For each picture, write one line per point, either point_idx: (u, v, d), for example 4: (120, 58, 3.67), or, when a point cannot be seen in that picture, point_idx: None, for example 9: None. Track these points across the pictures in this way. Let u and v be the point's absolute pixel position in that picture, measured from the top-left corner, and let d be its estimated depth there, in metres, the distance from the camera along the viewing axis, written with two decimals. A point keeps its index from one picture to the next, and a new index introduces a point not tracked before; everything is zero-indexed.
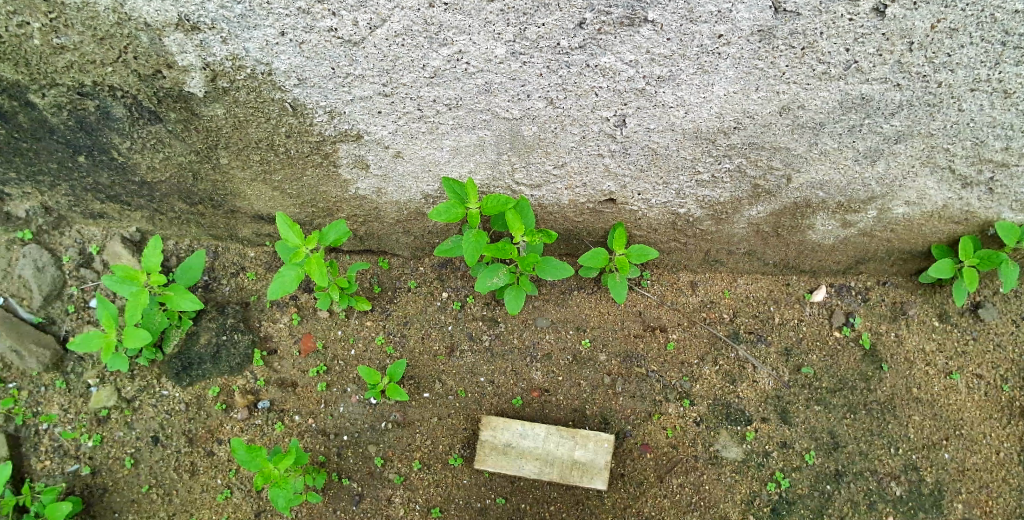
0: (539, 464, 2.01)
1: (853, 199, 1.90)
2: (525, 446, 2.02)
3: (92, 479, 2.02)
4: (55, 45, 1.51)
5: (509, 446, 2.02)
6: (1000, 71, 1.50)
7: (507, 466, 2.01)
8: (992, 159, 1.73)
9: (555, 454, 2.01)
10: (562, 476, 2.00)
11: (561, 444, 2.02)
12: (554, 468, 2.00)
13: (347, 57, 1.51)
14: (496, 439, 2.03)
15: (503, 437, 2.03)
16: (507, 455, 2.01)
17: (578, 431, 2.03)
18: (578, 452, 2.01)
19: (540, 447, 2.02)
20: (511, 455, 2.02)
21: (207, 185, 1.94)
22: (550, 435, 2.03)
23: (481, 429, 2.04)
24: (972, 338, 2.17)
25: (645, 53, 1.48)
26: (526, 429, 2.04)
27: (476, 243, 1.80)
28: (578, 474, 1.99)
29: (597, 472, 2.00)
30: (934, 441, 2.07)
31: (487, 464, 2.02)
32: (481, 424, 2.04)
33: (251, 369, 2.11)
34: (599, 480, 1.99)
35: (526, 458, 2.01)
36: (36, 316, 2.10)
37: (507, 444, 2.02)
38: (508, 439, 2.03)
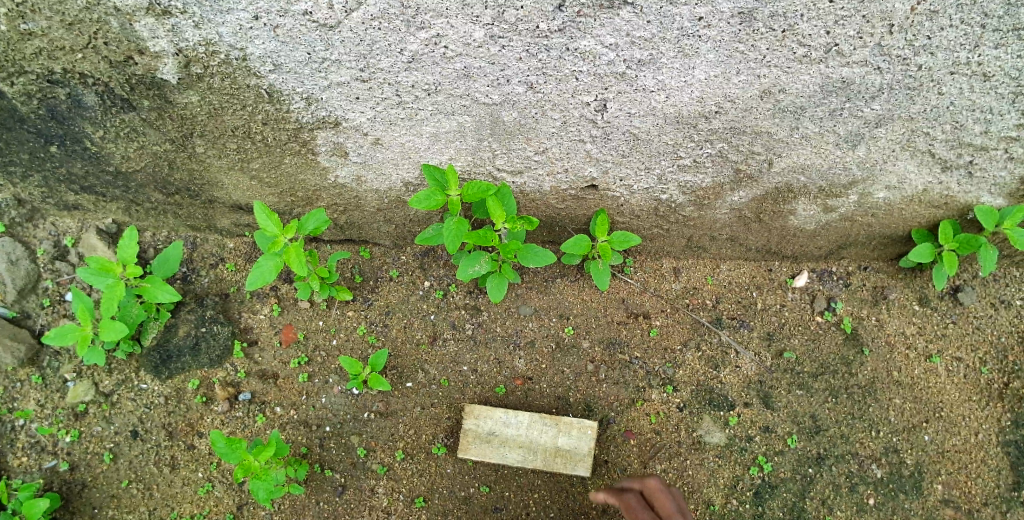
0: (523, 452, 2.01)
1: (834, 184, 1.90)
2: (508, 434, 2.02)
3: (70, 476, 1.99)
4: (22, 32, 1.47)
5: (492, 434, 2.01)
6: (979, 54, 1.51)
7: (490, 454, 2.00)
8: (972, 143, 1.74)
9: (538, 441, 2.01)
10: (545, 464, 2.00)
11: (544, 431, 2.02)
12: (538, 456, 2.00)
13: (324, 42, 1.49)
14: (478, 428, 2.02)
15: (485, 425, 2.02)
16: (490, 443, 2.00)
17: (561, 418, 2.03)
18: (561, 439, 2.01)
19: (523, 434, 2.02)
20: (494, 443, 2.01)
21: (183, 174, 1.91)
22: (533, 422, 2.03)
23: (463, 417, 2.03)
24: (951, 322, 2.19)
25: (626, 36, 1.47)
26: (509, 417, 2.03)
27: (457, 231, 1.78)
28: (561, 461, 1.99)
29: (580, 459, 2.00)
30: (914, 423, 2.10)
31: (471, 452, 2.01)
32: (464, 413, 2.04)
33: (231, 361, 2.09)
34: (581, 468, 1.99)
35: (508, 445, 2.01)
36: (9, 310, 2.05)
37: (490, 432, 2.02)
38: (491, 427, 2.03)
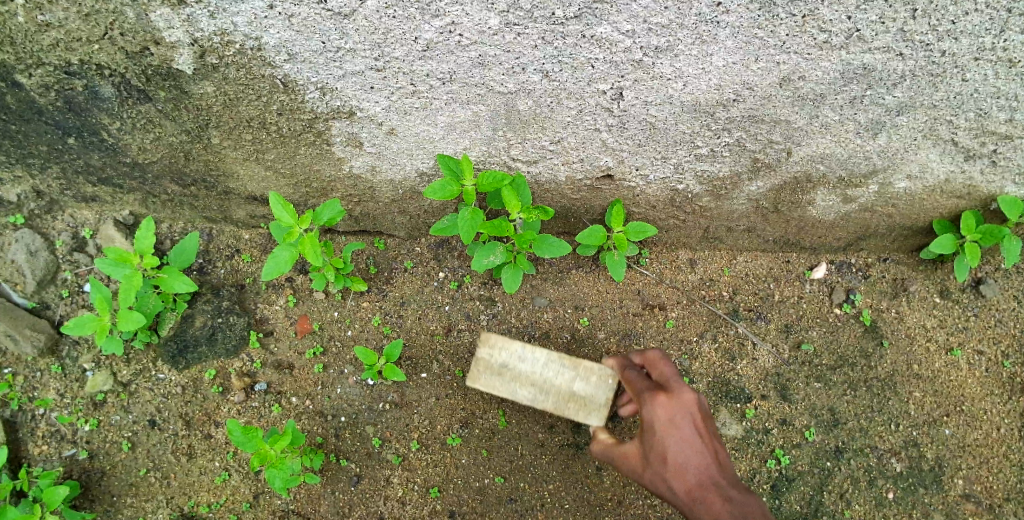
0: (534, 392, 1.87)
1: (854, 173, 1.87)
2: (522, 370, 1.88)
3: (89, 464, 2.01)
4: (39, 23, 1.47)
5: (505, 368, 1.88)
6: (1005, 39, 1.47)
7: (500, 389, 1.88)
8: (996, 131, 1.71)
9: (552, 383, 1.86)
10: (556, 408, 1.86)
11: (560, 374, 1.86)
12: (548, 397, 1.86)
13: (338, 31, 1.48)
14: (491, 358, 1.89)
15: (499, 358, 1.89)
16: (502, 377, 1.87)
17: (581, 361, 1.87)
18: (578, 384, 1.85)
19: (538, 373, 1.88)
20: (505, 378, 1.88)
21: (199, 165, 1.92)
22: (550, 362, 1.88)
23: (477, 345, 1.90)
24: (973, 314, 2.15)
25: (642, 22, 1.44)
26: (525, 352, 1.89)
27: (472, 222, 1.77)
28: (574, 407, 1.83)
29: (595, 408, 1.83)
30: (934, 417, 2.07)
31: (480, 382, 1.89)
32: (478, 340, 1.90)
33: (248, 352, 2.10)
34: (595, 417, 1.82)
35: (520, 383, 1.87)
36: (30, 301, 2.07)
37: (503, 365, 1.88)
38: (505, 360, 1.89)
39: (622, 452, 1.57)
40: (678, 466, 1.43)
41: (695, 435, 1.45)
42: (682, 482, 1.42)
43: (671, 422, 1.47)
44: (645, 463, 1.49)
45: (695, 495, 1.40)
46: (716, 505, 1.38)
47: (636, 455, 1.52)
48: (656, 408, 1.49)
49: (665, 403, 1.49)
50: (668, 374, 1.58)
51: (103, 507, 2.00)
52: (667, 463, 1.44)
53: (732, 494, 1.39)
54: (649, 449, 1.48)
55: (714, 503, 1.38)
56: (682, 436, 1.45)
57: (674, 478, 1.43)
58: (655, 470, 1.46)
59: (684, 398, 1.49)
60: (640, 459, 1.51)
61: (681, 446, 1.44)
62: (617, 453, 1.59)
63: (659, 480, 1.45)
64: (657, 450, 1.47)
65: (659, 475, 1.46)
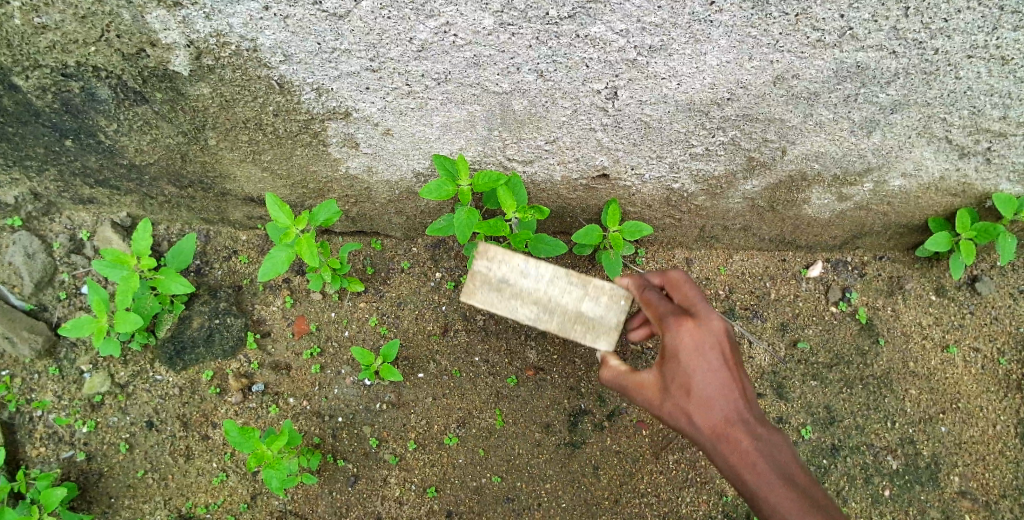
0: (537, 310, 1.66)
1: (849, 171, 1.87)
2: (525, 285, 1.67)
3: (87, 466, 2.01)
4: (36, 25, 1.48)
5: (505, 283, 1.66)
6: (997, 37, 1.47)
7: (498, 306, 1.67)
8: (989, 128, 1.71)
9: (557, 302, 1.66)
10: (561, 329, 1.66)
11: (566, 292, 1.65)
12: (553, 318, 1.65)
13: (334, 32, 1.49)
14: (490, 271, 1.67)
15: (498, 271, 1.67)
16: (501, 293, 1.66)
17: (593, 280, 1.66)
18: (588, 303, 1.65)
19: (543, 289, 1.66)
20: (504, 294, 1.67)
21: (196, 167, 1.92)
22: (558, 278, 1.67)
23: (474, 256, 1.68)
24: (969, 312, 2.16)
25: (636, 22, 1.45)
26: (528, 267, 1.67)
27: (468, 222, 1.77)
28: (581, 330, 1.64)
29: (605, 331, 1.63)
30: (931, 415, 2.08)
31: (476, 298, 1.67)
32: (475, 250, 1.68)
33: (245, 353, 2.10)
34: (604, 341, 1.63)
35: (521, 300, 1.66)
36: (27, 303, 2.07)
37: (502, 280, 1.67)
38: (505, 275, 1.67)
39: (636, 379, 1.50)
40: (703, 399, 1.41)
41: (722, 366, 1.42)
42: (707, 418, 1.40)
43: (699, 351, 1.41)
44: (664, 394, 1.45)
45: (719, 431, 1.40)
46: (742, 441, 1.39)
47: (654, 385, 1.47)
48: (683, 335, 1.42)
49: (692, 329, 1.43)
50: (694, 301, 1.51)
51: (100, 509, 2.01)
52: (691, 396, 1.41)
53: (758, 430, 1.41)
54: (671, 379, 1.44)
55: (740, 440, 1.39)
56: (709, 366, 1.41)
57: (698, 410, 1.41)
58: (677, 401, 1.43)
59: (712, 325, 1.44)
60: (659, 389, 1.46)
61: (707, 377, 1.41)
62: (629, 381, 1.52)
63: (680, 412, 1.42)
64: (679, 381, 1.42)
65: (680, 408, 1.42)
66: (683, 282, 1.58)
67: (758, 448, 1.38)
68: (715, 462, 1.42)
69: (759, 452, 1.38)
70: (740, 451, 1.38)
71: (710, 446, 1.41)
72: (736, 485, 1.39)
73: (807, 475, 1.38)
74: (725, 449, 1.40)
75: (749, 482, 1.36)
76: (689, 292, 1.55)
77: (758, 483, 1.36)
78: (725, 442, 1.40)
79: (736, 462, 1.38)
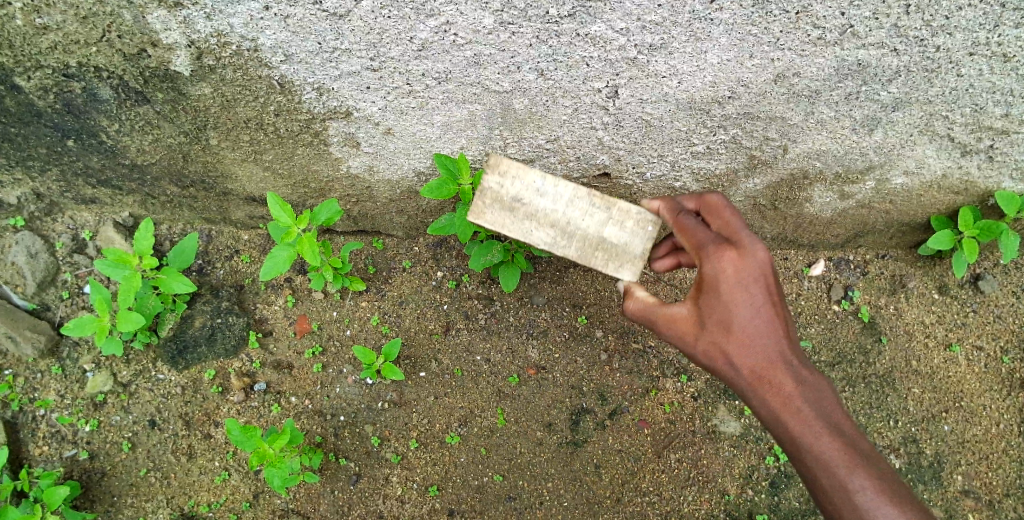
0: (554, 235, 1.55)
1: (850, 169, 1.87)
2: (540, 205, 1.54)
3: (90, 465, 2.02)
4: (38, 26, 1.48)
5: (518, 203, 1.53)
6: (999, 34, 1.47)
7: (511, 229, 1.55)
8: (992, 126, 1.71)
9: (577, 226, 1.54)
10: (581, 256, 1.56)
11: (587, 215, 1.54)
12: (572, 243, 1.55)
13: (334, 32, 1.49)
14: (501, 188, 1.53)
15: (511, 188, 1.53)
16: (515, 214, 1.53)
17: (617, 202, 1.54)
18: (611, 229, 1.55)
19: (560, 211, 1.54)
20: (518, 215, 1.54)
21: (198, 167, 1.93)
22: (577, 198, 1.54)
23: (484, 170, 1.53)
24: (972, 310, 2.15)
25: (636, 20, 1.45)
26: (545, 185, 1.53)
27: (470, 220, 1.76)
28: (603, 258, 1.54)
29: (629, 260, 1.55)
30: (933, 413, 2.08)
31: (485, 219, 1.54)
32: (486, 163, 1.52)
33: (247, 352, 2.10)
34: (628, 271, 1.54)
35: (537, 223, 1.54)
36: (30, 302, 2.08)
37: (516, 199, 1.54)
38: (518, 194, 1.54)
39: (668, 313, 1.44)
40: (742, 337, 1.35)
41: (764, 300, 1.35)
42: (746, 357, 1.35)
43: (741, 284, 1.34)
44: (699, 329, 1.39)
45: (759, 372, 1.35)
46: (785, 384, 1.34)
47: (689, 319, 1.41)
48: (724, 265, 1.34)
49: (734, 259, 1.34)
50: (734, 226, 1.41)
51: (103, 508, 2.01)
52: (730, 333, 1.35)
53: (801, 371, 1.35)
54: (707, 314, 1.38)
55: (781, 382, 1.34)
56: (751, 302, 1.34)
57: (736, 349, 1.35)
58: (714, 338, 1.37)
59: (757, 256, 1.35)
60: (694, 324, 1.40)
61: (748, 313, 1.34)
62: (660, 314, 1.46)
63: (717, 350, 1.37)
64: (718, 316, 1.36)
65: (717, 345, 1.37)
66: (723, 205, 1.46)
67: (802, 392, 1.34)
68: (752, 404, 1.38)
69: (802, 396, 1.33)
70: (783, 394, 1.34)
71: (748, 388, 1.37)
72: (775, 429, 1.35)
73: (850, 421, 1.34)
74: (765, 392, 1.35)
75: (792, 427, 1.32)
76: (730, 217, 1.43)
77: (802, 430, 1.31)
78: (765, 384, 1.35)
79: (776, 405, 1.34)
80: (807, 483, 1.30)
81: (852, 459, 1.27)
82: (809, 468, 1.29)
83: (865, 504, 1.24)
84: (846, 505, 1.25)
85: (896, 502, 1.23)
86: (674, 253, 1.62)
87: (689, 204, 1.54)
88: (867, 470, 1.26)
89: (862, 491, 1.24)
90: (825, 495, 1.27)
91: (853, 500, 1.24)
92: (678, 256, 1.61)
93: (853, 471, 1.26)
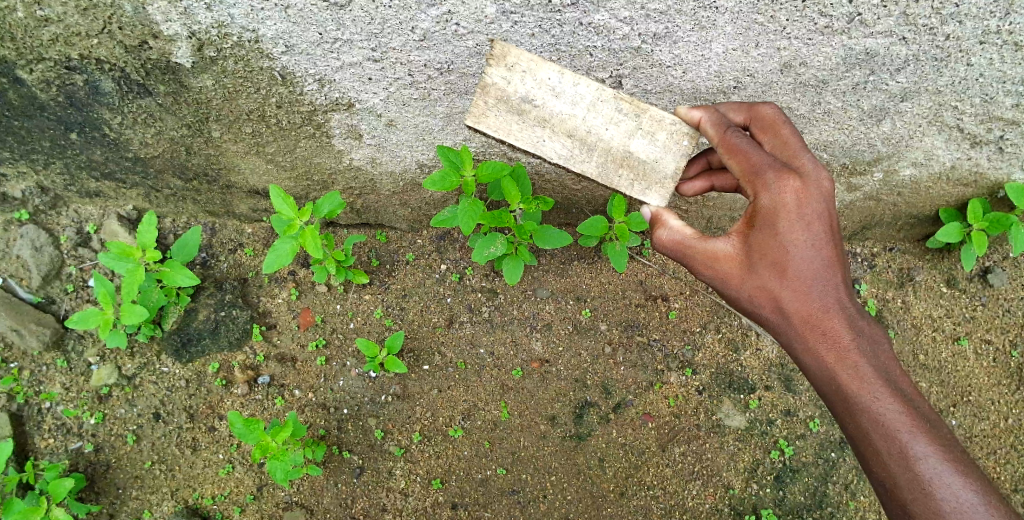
0: (569, 145, 1.51)
1: (858, 160, 1.85)
2: (551, 110, 1.50)
3: (95, 457, 2.03)
4: (39, 18, 1.48)
5: (529, 105, 1.48)
6: (1010, 22, 1.44)
7: (518, 135, 1.49)
8: (1002, 117, 1.68)
9: (598, 135, 1.52)
10: (598, 173, 1.53)
11: (610, 124, 1.52)
12: (590, 156, 1.52)
13: (335, 22, 1.48)
14: (507, 87, 1.48)
15: (518, 88, 1.48)
16: (525, 118, 1.48)
17: (647, 110, 1.52)
18: (633, 142, 1.53)
19: (575, 116, 1.51)
20: (526, 120, 1.49)
21: (201, 159, 1.92)
22: (595, 104, 1.51)
23: (488, 64, 1.47)
24: (981, 304, 2.13)
25: (640, 8, 1.43)
26: (562, 85, 1.50)
27: (472, 212, 1.69)
28: (626, 175, 1.53)
29: (658, 183, 1.54)
30: (941, 408, 2.07)
31: (487, 122, 1.48)
32: (491, 56, 1.47)
33: (251, 345, 2.10)
34: (654, 195, 1.54)
35: (549, 131, 1.50)
36: (34, 296, 2.08)
37: (526, 100, 1.49)
38: (528, 94, 1.49)
39: (712, 250, 1.40)
40: (799, 279, 1.34)
41: (821, 241, 1.34)
42: (798, 302, 1.35)
43: (799, 218, 1.32)
44: (747, 271, 1.37)
45: (811, 320, 1.35)
46: (839, 334, 1.33)
47: (735, 260, 1.38)
48: (783, 196, 1.32)
49: (796, 190, 1.33)
50: (793, 156, 1.39)
51: (108, 500, 2.02)
52: (785, 275, 1.34)
53: (857, 322, 1.35)
54: (761, 254, 1.35)
55: (836, 331, 1.34)
56: (807, 241, 1.33)
57: (792, 291, 1.34)
58: (764, 280, 1.36)
59: (819, 188, 1.34)
60: (742, 264, 1.38)
61: (808, 252, 1.33)
62: (701, 251, 1.41)
63: (766, 293, 1.36)
64: (773, 256, 1.34)
65: (766, 288, 1.36)
66: (779, 123, 1.45)
67: (857, 346, 1.33)
68: (802, 355, 1.37)
69: (857, 350, 1.33)
70: (837, 347, 1.33)
71: (798, 335, 1.36)
72: (826, 385, 1.34)
73: (907, 380, 1.33)
74: (816, 342, 1.35)
75: (847, 383, 1.31)
76: (785, 139, 1.43)
77: (858, 386, 1.31)
78: (817, 333, 1.34)
79: (829, 357, 1.33)
80: (859, 444, 1.30)
81: (913, 421, 1.26)
82: (865, 428, 1.28)
83: (928, 471, 1.22)
84: (906, 471, 1.23)
85: (961, 470, 1.22)
86: (707, 176, 1.66)
87: (737, 118, 1.51)
88: (928, 435, 1.25)
89: (925, 457, 1.23)
90: (883, 459, 1.26)
91: (914, 467, 1.23)
92: (711, 180, 1.65)
93: (914, 435, 1.25)
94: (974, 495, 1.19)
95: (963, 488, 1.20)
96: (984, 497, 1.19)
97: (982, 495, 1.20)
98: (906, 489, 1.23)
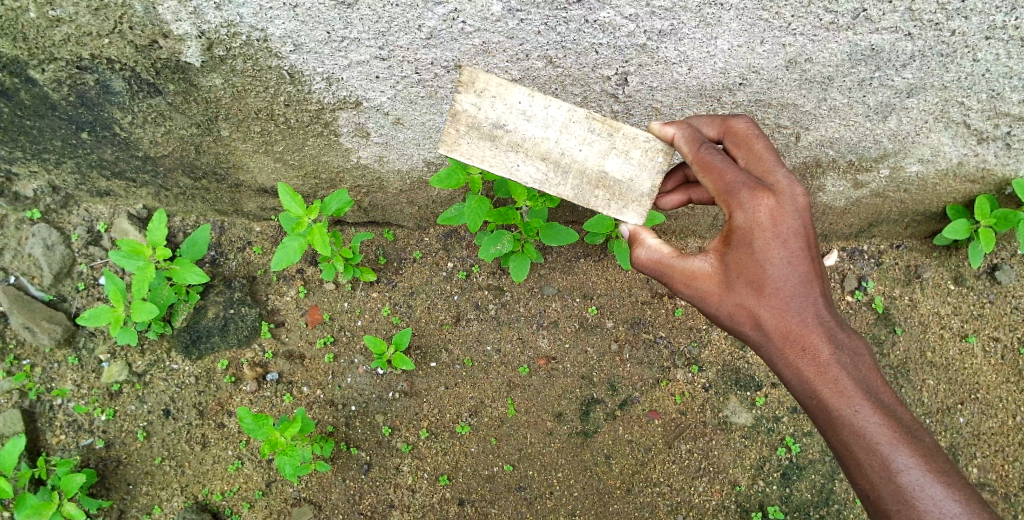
0: (543, 169, 1.49)
1: (864, 157, 1.85)
2: (523, 134, 1.48)
3: (106, 453, 2.05)
4: (51, 18, 1.49)
5: (500, 131, 1.47)
6: (1016, 17, 1.44)
7: (491, 162, 1.48)
8: (1009, 113, 1.68)
9: (571, 157, 1.50)
10: (575, 195, 1.51)
11: (584, 145, 1.50)
12: (564, 179, 1.50)
13: (342, 20, 1.49)
14: (477, 113, 1.46)
15: (489, 114, 1.46)
16: (496, 145, 1.47)
17: (620, 129, 1.50)
18: (608, 162, 1.51)
19: (548, 139, 1.49)
20: (499, 145, 1.48)
21: (210, 158, 1.94)
22: (568, 125, 1.48)
23: (458, 90, 1.46)
24: (989, 301, 2.12)
25: (645, 6, 1.44)
26: (533, 108, 1.47)
27: (478, 210, 1.70)
28: (603, 196, 1.51)
29: (635, 202, 1.52)
30: (949, 405, 2.06)
31: (459, 150, 1.47)
32: (459, 82, 1.45)
33: (259, 342, 2.12)
34: (632, 213, 1.51)
35: (523, 155, 1.49)
36: (46, 294, 2.10)
37: (496, 126, 1.47)
38: (499, 118, 1.47)
39: (689, 269, 1.41)
40: (776, 296, 1.34)
41: (797, 257, 1.34)
42: (776, 318, 1.35)
43: (774, 236, 1.32)
44: (725, 288, 1.37)
45: (791, 335, 1.35)
46: (818, 349, 1.33)
47: (712, 277, 1.39)
48: (758, 214, 1.31)
49: (770, 208, 1.32)
50: (767, 171, 1.36)
51: (119, 496, 2.04)
52: (761, 292, 1.34)
53: (836, 336, 1.34)
54: (738, 272, 1.35)
55: (814, 346, 1.34)
56: (784, 257, 1.33)
57: (768, 308, 1.35)
58: (741, 297, 1.36)
59: (793, 204, 1.33)
60: (720, 282, 1.38)
61: (783, 269, 1.33)
62: (679, 270, 1.42)
63: (744, 311, 1.37)
64: (750, 273, 1.35)
65: (745, 305, 1.36)
66: (752, 137, 1.41)
67: (837, 359, 1.33)
68: (783, 370, 1.37)
69: (837, 363, 1.32)
70: (817, 362, 1.33)
71: (778, 351, 1.36)
72: (807, 399, 1.34)
73: (888, 390, 1.33)
74: (797, 359, 1.35)
75: (826, 397, 1.31)
76: (759, 153, 1.39)
77: (837, 400, 1.30)
78: (797, 349, 1.35)
79: (809, 372, 1.33)
80: (842, 457, 1.30)
81: (894, 432, 1.26)
82: (847, 442, 1.28)
83: (909, 482, 1.22)
84: (889, 482, 1.23)
85: (945, 481, 1.22)
86: (684, 190, 1.66)
87: (710, 131, 1.49)
88: (911, 446, 1.25)
89: (907, 469, 1.23)
90: (864, 471, 1.26)
91: (896, 479, 1.23)
92: (687, 193, 1.65)
93: (896, 446, 1.25)
94: (957, 506, 1.19)
95: (946, 499, 1.20)
96: (967, 507, 1.19)
97: (964, 505, 1.20)
98: (890, 500, 1.23)
